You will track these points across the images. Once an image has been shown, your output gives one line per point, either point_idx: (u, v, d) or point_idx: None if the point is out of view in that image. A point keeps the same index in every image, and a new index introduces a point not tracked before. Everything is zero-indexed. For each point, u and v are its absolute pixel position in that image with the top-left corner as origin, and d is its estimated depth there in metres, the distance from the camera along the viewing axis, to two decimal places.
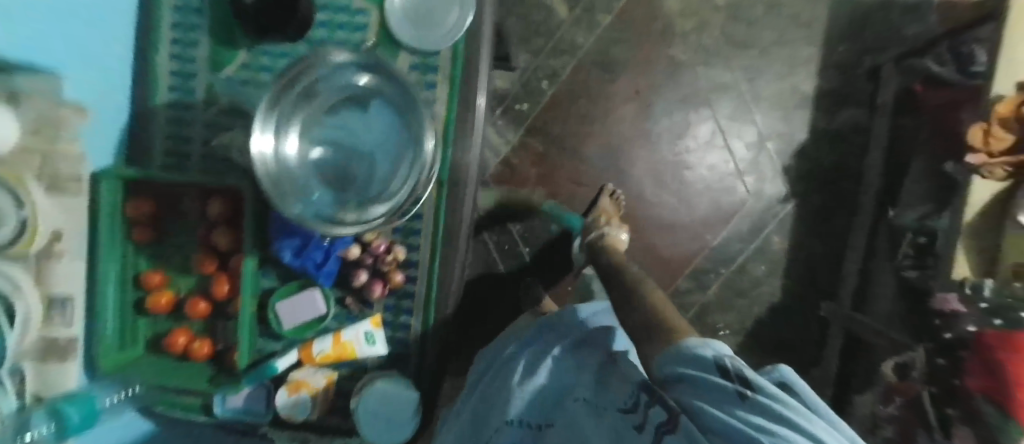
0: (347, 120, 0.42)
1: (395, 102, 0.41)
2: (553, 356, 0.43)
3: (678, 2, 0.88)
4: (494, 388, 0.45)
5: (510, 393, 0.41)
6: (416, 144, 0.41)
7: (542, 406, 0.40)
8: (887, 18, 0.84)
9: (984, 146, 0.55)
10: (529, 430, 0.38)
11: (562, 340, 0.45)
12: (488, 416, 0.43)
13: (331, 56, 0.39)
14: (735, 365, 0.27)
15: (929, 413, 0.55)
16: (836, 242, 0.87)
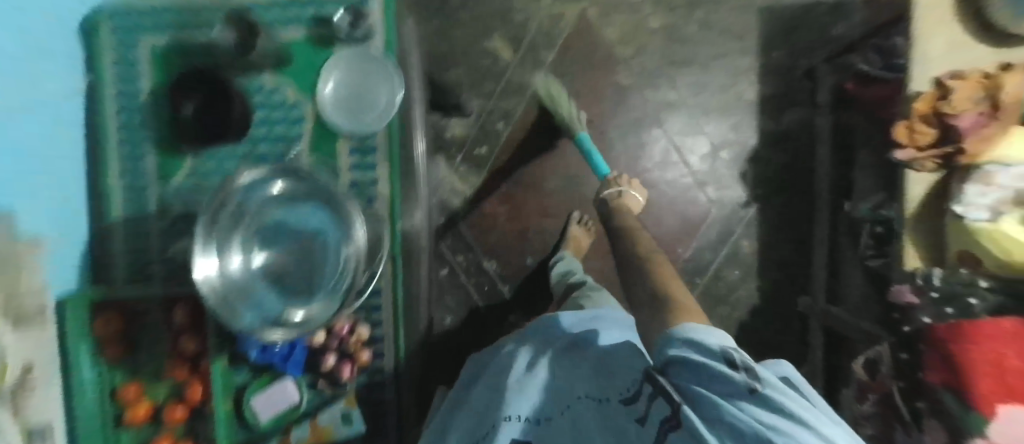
0: (278, 224, 0.46)
1: (318, 197, 0.46)
2: (555, 354, 0.47)
3: (616, 30, 0.91)
4: (488, 389, 0.47)
5: (514, 388, 0.43)
6: (345, 229, 0.47)
7: (547, 399, 0.42)
8: (814, 20, 0.87)
9: (912, 142, 0.57)
10: (531, 423, 0.40)
11: (561, 339, 0.49)
12: (481, 415, 0.45)
13: (241, 178, 0.40)
14: (739, 354, 0.31)
15: (902, 408, 0.56)
16: (799, 239, 0.90)
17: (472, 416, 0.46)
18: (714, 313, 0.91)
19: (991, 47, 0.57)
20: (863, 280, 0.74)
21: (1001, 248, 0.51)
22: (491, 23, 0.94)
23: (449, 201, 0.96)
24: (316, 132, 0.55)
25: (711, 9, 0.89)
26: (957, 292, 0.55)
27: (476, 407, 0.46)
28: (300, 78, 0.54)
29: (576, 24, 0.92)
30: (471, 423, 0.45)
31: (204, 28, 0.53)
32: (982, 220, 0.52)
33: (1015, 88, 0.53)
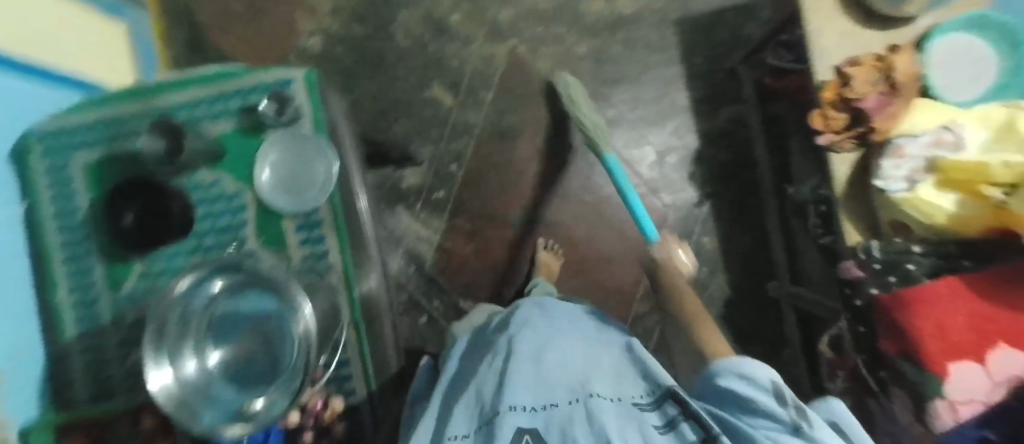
0: (228, 320, 0.47)
1: (259, 284, 0.47)
2: (555, 344, 0.51)
3: (547, 62, 0.96)
4: (487, 375, 0.50)
5: (518, 376, 0.46)
6: (292, 310, 0.48)
7: (549, 388, 0.46)
8: (727, 23, 0.92)
9: (828, 128, 0.61)
10: (535, 412, 0.44)
11: (564, 328, 0.54)
12: (481, 402, 0.48)
13: (178, 285, 0.44)
14: (788, 392, 0.37)
15: (870, 379, 0.57)
16: (755, 227, 0.93)
17: (472, 401, 0.49)
18: None
19: (881, 33, 0.61)
20: (819, 257, 0.77)
21: (925, 215, 0.54)
22: (428, 74, 0.97)
23: (417, 248, 0.97)
24: (261, 215, 0.56)
25: (630, 27, 0.94)
26: (894, 260, 0.55)
27: (476, 395, 0.49)
28: (236, 168, 0.56)
29: (508, 61, 0.96)
30: (471, 412, 0.48)
31: (134, 136, 0.56)
32: (901, 191, 0.55)
33: (908, 66, 0.57)
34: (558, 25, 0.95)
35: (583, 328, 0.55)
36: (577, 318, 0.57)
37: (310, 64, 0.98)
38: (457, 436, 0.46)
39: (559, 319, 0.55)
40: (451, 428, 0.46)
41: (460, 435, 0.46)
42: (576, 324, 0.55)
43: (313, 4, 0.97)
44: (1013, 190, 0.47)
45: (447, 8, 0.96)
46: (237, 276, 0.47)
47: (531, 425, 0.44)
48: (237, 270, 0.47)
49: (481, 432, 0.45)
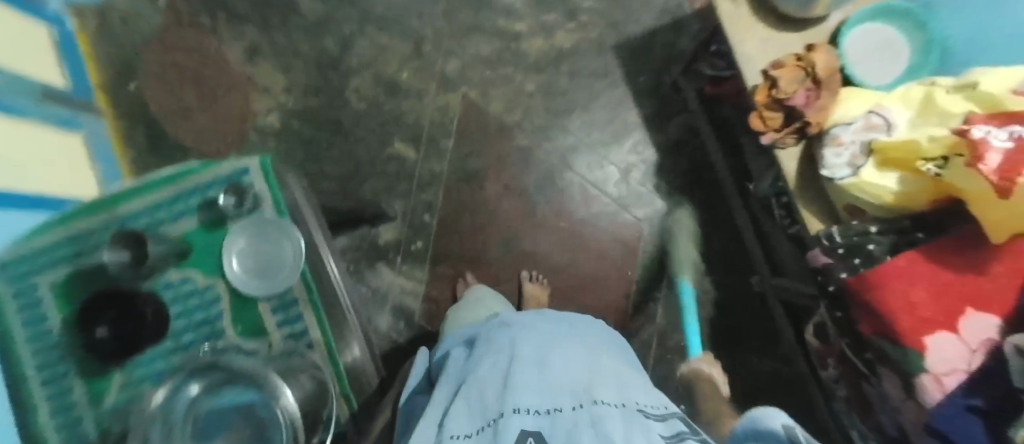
0: (206, 426, 0.43)
1: (235, 379, 0.45)
2: (555, 356, 0.45)
3: (499, 103, 0.99)
4: (490, 374, 0.43)
5: (520, 380, 0.39)
6: (274, 400, 0.44)
7: (552, 395, 0.38)
8: (661, 40, 0.97)
9: (767, 127, 0.64)
10: (539, 415, 0.35)
11: (561, 343, 0.49)
12: (483, 402, 0.39)
13: (152, 398, 0.44)
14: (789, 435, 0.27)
15: (857, 362, 0.58)
16: (728, 226, 0.94)
17: (473, 403, 0.39)
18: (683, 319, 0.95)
19: (797, 34, 0.65)
20: (790, 247, 0.78)
21: (873, 196, 0.56)
22: (387, 132, 0.99)
23: (404, 302, 0.97)
24: (235, 304, 0.57)
25: (573, 58, 0.98)
26: (855, 243, 0.56)
27: (478, 395, 0.40)
28: (204, 263, 0.57)
29: (463, 108, 0.99)
30: (473, 414, 0.38)
31: (99, 248, 0.56)
32: (847, 177, 0.58)
33: (827, 59, 0.61)
34: (504, 67, 0.99)
35: (579, 346, 0.50)
36: (578, 339, 0.53)
37: (272, 141, 0.99)
38: (458, 436, 0.36)
39: (558, 321, 0.55)
40: (451, 429, 0.36)
41: (460, 436, 0.36)
42: (572, 341, 0.51)
43: (265, 85, 1.00)
44: (944, 164, 0.49)
45: (395, 67, 0.99)
46: (213, 375, 0.45)
47: (535, 428, 0.33)
48: (212, 370, 0.46)
49: (484, 433, 0.35)
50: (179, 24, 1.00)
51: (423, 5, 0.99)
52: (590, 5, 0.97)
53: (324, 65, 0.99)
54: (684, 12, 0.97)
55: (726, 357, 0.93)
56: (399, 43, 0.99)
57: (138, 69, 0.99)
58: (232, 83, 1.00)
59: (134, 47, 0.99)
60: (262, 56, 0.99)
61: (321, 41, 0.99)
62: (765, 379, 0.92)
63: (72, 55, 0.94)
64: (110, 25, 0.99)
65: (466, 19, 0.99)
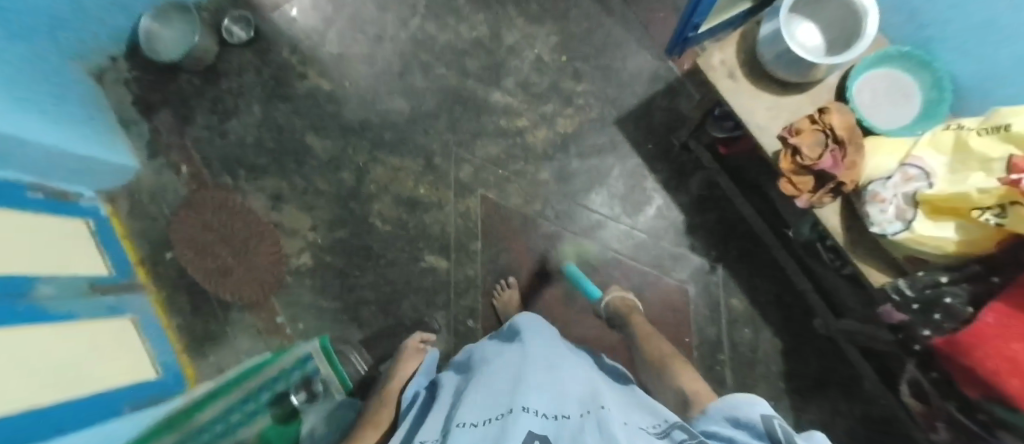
0: None
1: None
2: (562, 373, 0.50)
3: (518, 196, 1.01)
4: (499, 379, 0.48)
5: (532, 386, 0.44)
6: None
7: (557, 403, 0.42)
8: (659, 106, 0.99)
9: (800, 191, 0.63)
10: (546, 419, 0.39)
11: (568, 362, 0.54)
12: (493, 401, 0.43)
13: None
14: (780, 424, 0.32)
15: (968, 424, 0.54)
16: (772, 271, 0.93)
17: (482, 399, 0.44)
18: (756, 376, 0.91)
19: (803, 94, 0.66)
20: (851, 287, 0.76)
21: (934, 247, 0.56)
22: (416, 247, 1.01)
23: None
24: None
25: (580, 139, 1.00)
26: (930, 297, 0.56)
27: (491, 396, 0.45)
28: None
29: (484, 208, 1.01)
30: (485, 409, 0.43)
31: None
32: (900, 231, 0.57)
33: (840, 119, 0.61)
34: (516, 162, 1.01)
35: (586, 368, 0.54)
36: (585, 363, 0.57)
37: (308, 279, 1.01)
38: (466, 424, 0.40)
39: (569, 349, 0.60)
40: (462, 420, 0.41)
41: (470, 424, 0.40)
42: (579, 364, 0.55)
43: (292, 227, 1.03)
44: (1003, 213, 0.48)
45: (411, 184, 1.02)
46: None
47: (541, 431, 0.37)
48: None
49: (492, 423, 0.39)
50: (204, 190, 1.04)
51: (426, 122, 1.03)
52: (584, 88, 1.01)
53: (345, 197, 1.03)
54: (676, 76, 1.00)
55: (809, 409, 0.89)
56: (411, 161, 1.03)
57: (172, 240, 1.03)
58: (260, 232, 1.03)
59: (166, 220, 1.03)
60: (285, 202, 1.03)
61: (338, 175, 1.03)
62: (855, 426, 0.87)
63: (110, 243, 0.95)
64: (140, 205, 1.03)
65: (469, 126, 1.02)
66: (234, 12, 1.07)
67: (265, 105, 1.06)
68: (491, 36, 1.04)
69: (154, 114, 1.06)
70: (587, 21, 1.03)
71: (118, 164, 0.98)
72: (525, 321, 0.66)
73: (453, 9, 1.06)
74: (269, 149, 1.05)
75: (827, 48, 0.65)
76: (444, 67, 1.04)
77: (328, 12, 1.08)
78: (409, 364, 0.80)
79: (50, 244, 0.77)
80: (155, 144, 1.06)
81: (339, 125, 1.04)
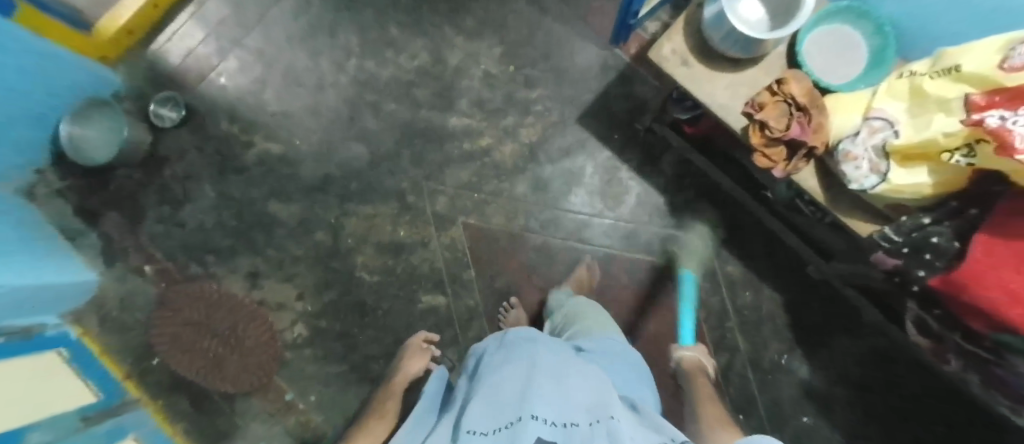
0: None
1: None
2: (573, 373, 0.46)
3: (500, 216, 0.99)
4: (510, 381, 0.45)
5: (541, 389, 0.41)
6: None
7: (566, 408, 0.39)
8: (616, 95, 0.99)
9: (774, 162, 0.64)
10: (555, 427, 0.36)
11: (578, 361, 0.51)
12: (502, 404, 0.41)
13: None
14: None
15: (977, 351, 0.56)
16: (758, 231, 0.95)
17: (491, 403, 0.42)
18: (766, 334, 0.94)
19: (755, 67, 0.67)
20: (836, 235, 0.78)
21: (912, 192, 0.58)
22: (410, 290, 0.98)
23: None
24: None
25: (547, 145, 0.99)
26: (918, 239, 0.58)
27: (500, 399, 0.42)
28: None
29: (468, 236, 0.99)
30: (494, 413, 0.41)
31: None
32: (878, 184, 0.59)
33: (799, 85, 0.62)
34: (489, 182, 0.99)
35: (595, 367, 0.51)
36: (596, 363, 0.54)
37: (309, 350, 0.97)
38: (476, 433, 0.38)
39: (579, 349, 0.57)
40: (470, 427, 0.40)
41: (478, 435, 0.39)
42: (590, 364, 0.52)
43: (278, 301, 0.98)
44: (970, 152, 0.50)
45: (390, 229, 0.99)
46: None
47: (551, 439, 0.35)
48: None
49: (501, 433, 0.37)
50: (175, 285, 0.99)
51: (389, 163, 1.00)
52: (539, 93, 1.00)
53: (325, 258, 0.99)
54: (626, 62, 1.00)
55: (819, 353, 0.92)
56: (384, 206, 0.99)
57: (155, 345, 0.98)
58: (246, 314, 0.98)
59: (143, 326, 0.98)
60: (263, 277, 0.99)
61: (312, 238, 0.99)
62: (865, 359, 0.91)
63: (90, 365, 0.89)
64: (112, 317, 0.98)
65: (434, 157, 1.00)
66: (160, 94, 1.00)
67: (217, 184, 1.01)
68: (434, 61, 1.01)
69: (101, 220, 1.00)
70: (526, 24, 1.01)
71: (73, 282, 0.92)
72: (526, 332, 0.58)
73: (388, 41, 1.02)
74: (233, 227, 1.00)
75: (771, 21, 0.66)
76: (394, 103, 1.01)
77: (259, 72, 1.02)
78: (414, 363, 0.84)
79: (35, 386, 0.72)
80: (111, 250, 0.99)
81: (300, 186, 1.00)
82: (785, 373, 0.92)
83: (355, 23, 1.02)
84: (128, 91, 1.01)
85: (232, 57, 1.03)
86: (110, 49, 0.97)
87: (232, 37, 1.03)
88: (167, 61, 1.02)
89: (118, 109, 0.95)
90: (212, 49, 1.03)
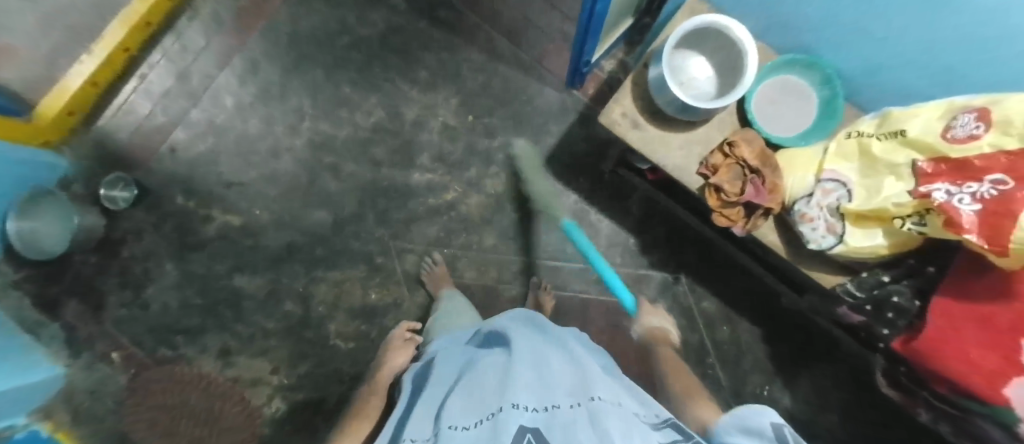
0: None
1: None
2: (551, 359, 0.42)
3: (471, 269, 0.97)
4: (489, 376, 0.39)
5: (520, 379, 0.36)
6: None
7: (546, 393, 0.34)
8: (577, 139, 0.98)
9: (733, 221, 0.63)
10: (537, 413, 0.31)
11: (552, 344, 0.46)
12: (482, 398, 0.36)
13: None
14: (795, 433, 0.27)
15: (945, 407, 0.56)
16: (730, 266, 0.95)
17: (469, 400, 0.36)
18: (745, 367, 0.93)
19: (705, 126, 0.66)
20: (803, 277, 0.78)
21: (870, 253, 0.56)
22: None
23: None
24: None
25: (513, 194, 0.98)
26: (879, 297, 0.58)
27: (478, 394, 0.37)
28: None
29: None
30: (474, 407, 0.35)
31: None
32: (835, 244, 0.58)
33: (750, 147, 0.61)
34: (456, 236, 0.98)
35: (571, 349, 0.47)
36: (575, 343, 0.50)
37: (288, 424, 0.95)
38: (455, 426, 0.33)
39: (556, 330, 0.52)
40: (451, 421, 0.33)
41: (457, 427, 0.32)
42: (565, 345, 0.48)
43: (253, 377, 0.96)
44: (922, 220, 0.49)
45: (360, 293, 0.97)
46: None
47: (534, 426, 0.29)
48: None
49: (483, 424, 0.31)
50: (145, 369, 0.96)
51: (354, 225, 0.98)
52: (500, 142, 0.99)
53: (297, 328, 0.97)
54: (584, 104, 0.99)
55: (799, 383, 0.93)
56: (352, 270, 0.98)
57: (130, 436, 0.93)
58: (220, 392, 0.95)
59: (115, 414, 0.94)
60: (235, 354, 0.97)
61: (282, 309, 0.97)
62: (846, 382, 0.92)
63: None
64: None
65: (399, 215, 0.98)
66: (109, 176, 0.96)
67: (179, 261, 0.98)
68: (391, 117, 1.00)
69: (62, 309, 0.96)
70: (481, 73, 1.00)
71: (22, 381, 0.81)
72: (508, 316, 0.55)
73: (342, 100, 1.00)
74: (199, 305, 0.97)
75: (717, 80, 0.65)
76: (354, 163, 0.99)
77: (211, 141, 0.99)
78: (398, 356, 0.81)
79: None
80: (74, 339, 0.95)
81: (265, 258, 0.98)
82: (768, 404, 0.92)
83: (306, 85, 1.00)
84: (77, 174, 0.97)
85: (182, 128, 0.99)
86: (51, 132, 0.91)
87: (180, 108, 1.00)
88: (117, 138, 0.99)
89: (74, 214, 0.93)
90: (162, 121, 0.99)
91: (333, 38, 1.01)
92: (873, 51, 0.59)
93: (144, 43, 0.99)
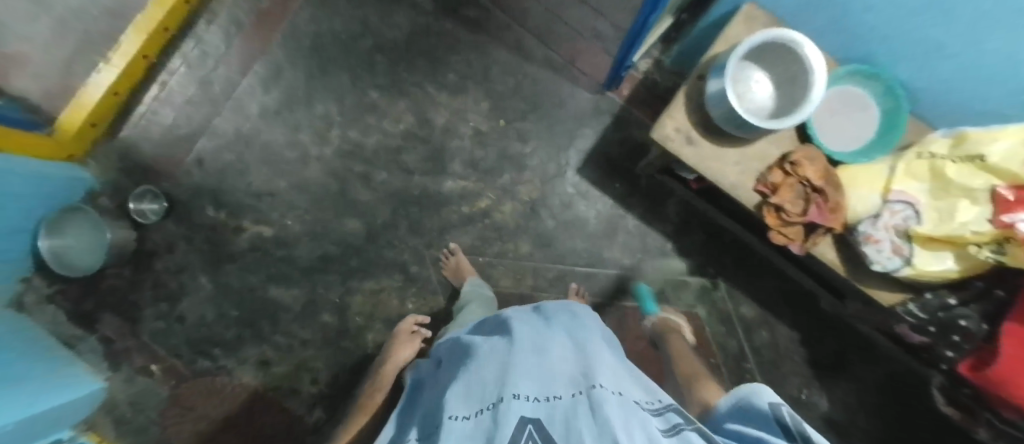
0: None
1: None
2: (552, 344, 0.40)
3: (507, 278, 0.96)
4: (487, 364, 0.38)
5: (521, 371, 0.35)
6: None
7: (547, 385, 0.33)
8: (613, 143, 0.96)
9: (792, 239, 0.63)
10: (538, 403, 0.30)
11: (554, 327, 0.45)
12: (483, 386, 0.35)
13: None
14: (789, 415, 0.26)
15: (1013, 431, 0.57)
16: (768, 271, 0.95)
17: (472, 389, 0.36)
18: (784, 371, 0.94)
19: (765, 140, 0.64)
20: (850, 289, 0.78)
21: (938, 276, 0.56)
22: None
23: None
24: None
25: (548, 201, 0.96)
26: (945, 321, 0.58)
27: (480, 382, 0.36)
28: None
29: None
30: (476, 396, 0.34)
31: None
32: (901, 266, 0.56)
33: (813, 165, 0.60)
34: (491, 244, 0.97)
35: (574, 329, 0.45)
36: (578, 320, 0.48)
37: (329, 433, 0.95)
38: (455, 415, 0.32)
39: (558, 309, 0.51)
40: (452, 411, 0.33)
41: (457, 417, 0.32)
42: (567, 325, 0.46)
43: (292, 386, 0.97)
44: (1001, 249, 0.49)
45: (396, 303, 0.97)
46: None
47: (535, 416, 0.29)
48: None
49: (483, 415, 0.31)
50: (184, 380, 0.96)
51: (387, 234, 0.97)
52: (533, 147, 0.97)
53: (335, 339, 0.97)
54: (620, 107, 0.96)
55: (839, 386, 0.93)
56: (387, 279, 0.97)
57: None
58: (259, 401, 0.96)
59: (159, 426, 0.94)
60: (274, 364, 0.97)
61: (319, 319, 0.97)
62: (885, 385, 0.93)
63: None
64: (127, 419, 0.94)
65: (433, 223, 0.97)
66: (136, 189, 0.94)
67: (212, 273, 0.97)
68: (421, 123, 0.97)
69: (97, 323, 0.95)
70: (512, 75, 0.97)
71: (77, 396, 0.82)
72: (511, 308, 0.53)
73: (369, 106, 0.97)
74: (235, 316, 0.97)
75: (777, 94, 0.63)
76: (385, 171, 0.97)
77: (238, 150, 0.97)
78: (403, 350, 0.81)
79: None
80: (111, 352, 0.95)
81: (299, 268, 0.97)
82: (807, 407, 0.93)
83: (332, 91, 0.98)
84: (103, 186, 0.95)
85: (208, 137, 0.97)
86: (76, 147, 0.89)
87: (204, 117, 0.97)
88: (141, 148, 0.96)
89: (106, 240, 0.89)
90: (186, 131, 0.97)
91: (357, 41, 0.98)
92: (939, 65, 0.56)
93: (162, 48, 0.95)
